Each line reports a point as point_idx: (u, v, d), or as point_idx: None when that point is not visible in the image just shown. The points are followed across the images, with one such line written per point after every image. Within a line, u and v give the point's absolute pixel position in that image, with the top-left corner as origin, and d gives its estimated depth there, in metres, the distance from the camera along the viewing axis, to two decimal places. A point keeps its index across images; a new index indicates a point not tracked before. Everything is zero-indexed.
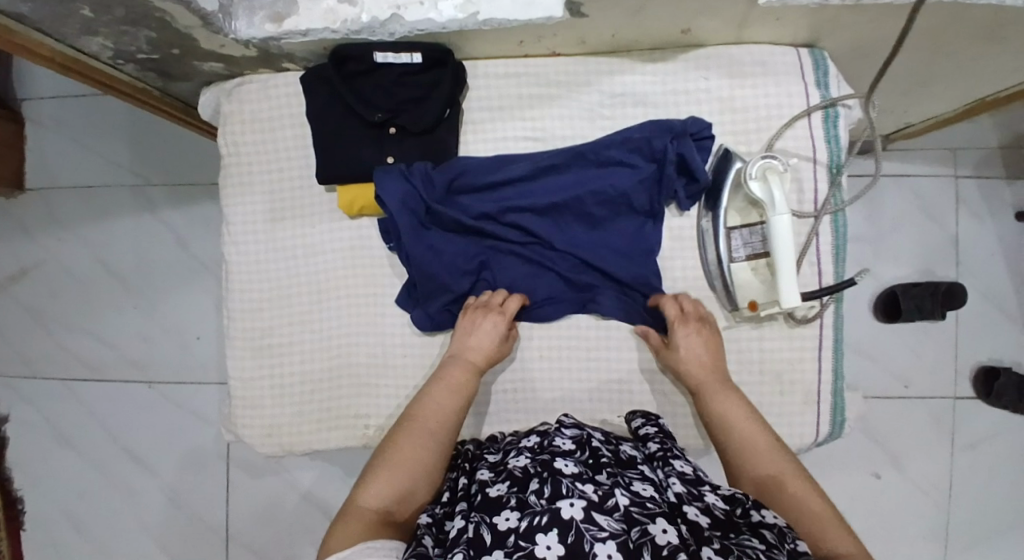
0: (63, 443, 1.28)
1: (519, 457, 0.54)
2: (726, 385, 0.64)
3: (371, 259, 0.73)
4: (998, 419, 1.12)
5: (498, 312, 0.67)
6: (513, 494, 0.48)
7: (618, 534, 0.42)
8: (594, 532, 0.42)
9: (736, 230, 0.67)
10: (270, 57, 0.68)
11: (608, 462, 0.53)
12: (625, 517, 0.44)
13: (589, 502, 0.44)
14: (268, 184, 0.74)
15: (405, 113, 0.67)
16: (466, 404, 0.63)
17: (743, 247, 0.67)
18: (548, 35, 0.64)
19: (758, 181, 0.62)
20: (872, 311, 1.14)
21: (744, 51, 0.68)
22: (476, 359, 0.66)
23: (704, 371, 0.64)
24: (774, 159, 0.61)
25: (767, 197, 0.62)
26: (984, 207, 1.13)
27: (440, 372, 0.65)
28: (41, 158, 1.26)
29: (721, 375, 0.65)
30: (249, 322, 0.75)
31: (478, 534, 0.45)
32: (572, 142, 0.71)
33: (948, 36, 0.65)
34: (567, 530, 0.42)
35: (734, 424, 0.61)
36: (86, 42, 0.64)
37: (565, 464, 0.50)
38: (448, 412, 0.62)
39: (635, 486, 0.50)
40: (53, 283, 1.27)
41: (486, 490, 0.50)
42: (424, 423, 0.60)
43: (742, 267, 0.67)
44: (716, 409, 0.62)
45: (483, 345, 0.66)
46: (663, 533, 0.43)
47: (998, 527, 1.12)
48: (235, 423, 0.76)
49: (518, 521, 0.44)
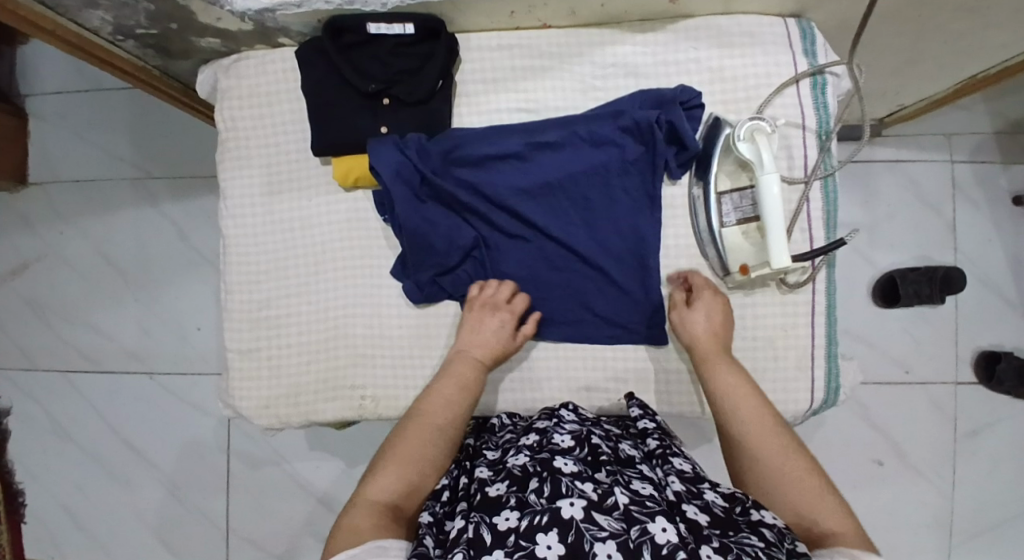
0: (64, 436, 1.28)
1: (518, 456, 0.53)
2: (729, 360, 0.63)
3: (367, 229, 0.73)
4: (1000, 404, 1.11)
5: (507, 310, 0.68)
6: (513, 493, 0.48)
7: (618, 534, 0.42)
8: (595, 532, 0.42)
9: (726, 194, 0.68)
10: (266, 31, 0.69)
11: (609, 459, 0.53)
12: (624, 516, 0.44)
13: (589, 502, 0.44)
14: (264, 158, 0.75)
15: (399, 84, 0.68)
16: (471, 401, 0.63)
17: (734, 212, 0.67)
18: (540, 6, 0.65)
19: (747, 141, 0.63)
20: (870, 296, 1.14)
21: (732, 21, 0.69)
22: (482, 356, 0.66)
23: (713, 345, 0.64)
24: (762, 121, 0.63)
25: (756, 158, 0.63)
26: (980, 191, 1.13)
27: (447, 368, 0.65)
28: (44, 151, 1.27)
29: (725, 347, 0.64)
30: (246, 295, 0.76)
31: (478, 535, 0.45)
32: (564, 113, 0.72)
33: (936, 8, 0.66)
34: (568, 530, 0.42)
35: (734, 397, 0.59)
36: (86, 16, 0.65)
37: (564, 462, 0.50)
38: (453, 407, 0.61)
39: (635, 483, 0.49)
40: (55, 277, 1.28)
41: (485, 488, 0.50)
42: (431, 419, 0.59)
43: (732, 231, 0.67)
44: (717, 378, 0.62)
45: (491, 342, 0.66)
46: (663, 532, 0.42)
47: (1003, 514, 1.11)
48: (232, 397, 0.77)
49: (518, 520, 0.44)
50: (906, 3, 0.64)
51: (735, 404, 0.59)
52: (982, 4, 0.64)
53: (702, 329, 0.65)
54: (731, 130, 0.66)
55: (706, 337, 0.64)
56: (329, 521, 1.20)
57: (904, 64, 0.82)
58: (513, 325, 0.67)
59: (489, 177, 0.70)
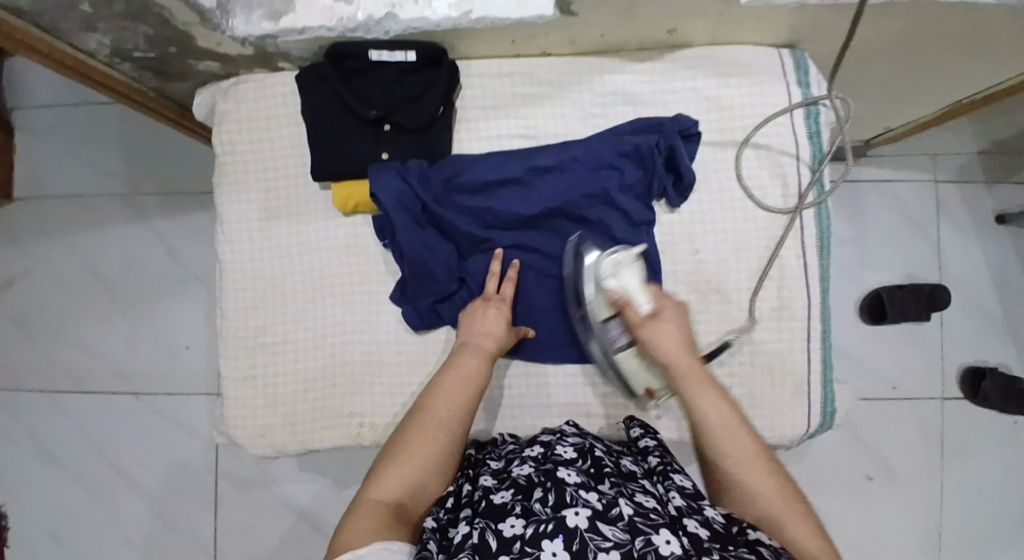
0: (46, 457, 1.25)
1: (523, 466, 0.54)
2: (705, 380, 0.59)
3: (367, 255, 0.73)
4: (986, 419, 1.13)
5: (496, 300, 0.67)
6: (518, 502, 0.48)
7: (622, 544, 0.42)
8: (599, 542, 0.42)
9: (610, 322, 0.65)
10: (267, 56, 0.69)
11: (611, 472, 0.53)
12: (630, 527, 0.43)
13: (594, 511, 0.44)
14: (263, 182, 0.74)
15: (400, 110, 0.68)
16: (478, 392, 0.61)
17: (621, 334, 0.65)
18: (541, 35, 0.66)
19: (613, 277, 0.63)
20: (858, 314, 1.16)
21: (727, 52, 0.70)
22: (486, 346, 0.64)
23: (683, 361, 0.61)
24: (620, 254, 0.64)
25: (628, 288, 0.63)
26: (963, 211, 1.16)
27: (450, 360, 0.63)
28: (30, 166, 1.25)
29: (698, 367, 0.61)
30: (243, 321, 0.75)
31: (482, 541, 0.44)
32: (563, 140, 0.72)
33: (922, 40, 0.68)
34: (572, 538, 0.42)
35: (717, 426, 0.57)
36: (84, 39, 0.65)
37: (568, 473, 0.50)
38: (459, 401, 0.59)
39: (639, 496, 0.49)
40: (40, 293, 1.26)
41: (490, 497, 0.50)
42: (435, 415, 0.58)
43: (626, 354, 0.65)
44: (695, 405, 0.58)
45: (493, 332, 0.65)
46: (667, 543, 0.42)
47: (989, 528, 1.13)
48: (227, 424, 0.75)
49: (523, 528, 0.44)
50: (892, 34, 0.66)
51: (716, 429, 0.56)
52: (969, 36, 0.66)
53: (669, 344, 0.61)
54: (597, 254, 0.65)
55: (677, 354, 0.61)
56: (319, 542, 1.18)
57: (891, 89, 0.84)
58: (507, 311, 0.67)
59: (491, 204, 0.70)
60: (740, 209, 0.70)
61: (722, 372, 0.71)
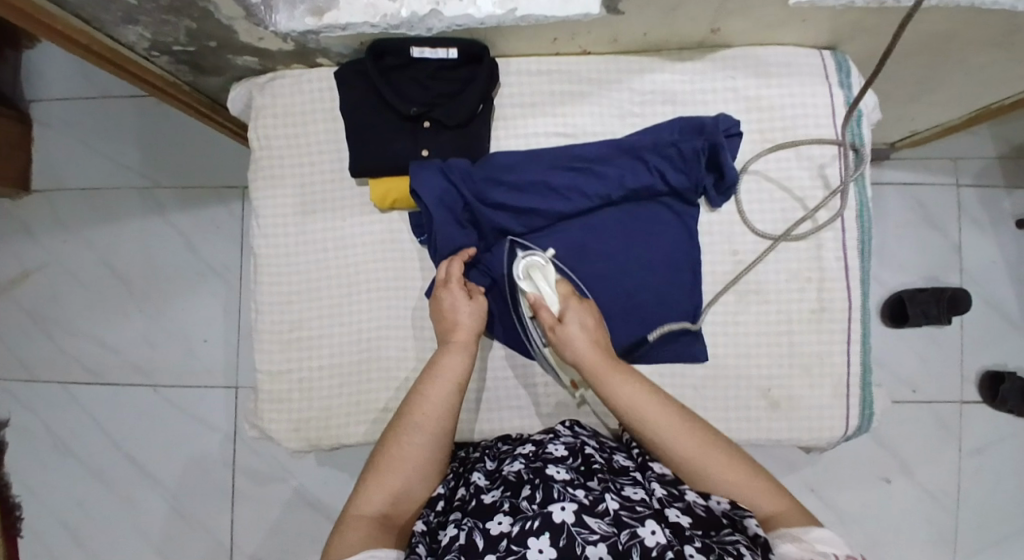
0: (63, 449, 1.25)
1: (513, 463, 0.54)
2: (615, 367, 0.59)
3: (403, 251, 0.73)
4: (1005, 423, 1.13)
5: (455, 285, 0.65)
6: (506, 499, 0.49)
7: (608, 537, 0.44)
8: (586, 535, 0.44)
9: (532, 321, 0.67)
10: (306, 52, 0.69)
11: (601, 468, 0.54)
12: (615, 521, 0.45)
13: (580, 505, 0.45)
14: (298, 177, 0.74)
15: (440, 107, 0.68)
16: (455, 385, 0.59)
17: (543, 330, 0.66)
18: (583, 33, 0.66)
19: (526, 281, 0.64)
20: (880, 316, 1.16)
21: (769, 52, 0.70)
22: (450, 338, 0.62)
23: (595, 354, 0.59)
24: (534, 257, 0.65)
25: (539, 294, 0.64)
26: (987, 213, 1.15)
27: (430, 358, 0.62)
28: (49, 159, 1.25)
29: (611, 358, 0.60)
30: (278, 315, 0.74)
31: (470, 541, 0.46)
32: (603, 138, 0.72)
33: (962, 40, 0.67)
34: (559, 534, 0.44)
35: (638, 420, 0.56)
36: (124, 32, 0.64)
37: (556, 469, 0.50)
38: (432, 402, 0.58)
39: (627, 490, 0.50)
40: (57, 286, 1.26)
41: (480, 496, 0.51)
42: (409, 423, 0.57)
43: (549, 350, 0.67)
44: (617, 401, 0.57)
45: (467, 322, 0.63)
46: (652, 535, 0.44)
47: (1007, 532, 1.12)
48: (260, 419, 0.75)
49: (510, 525, 0.45)
50: (934, 33, 0.66)
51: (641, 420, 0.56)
52: (1005, 38, 0.66)
53: (580, 344, 0.60)
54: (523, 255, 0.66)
55: (589, 352, 0.60)
56: None
57: (923, 89, 0.84)
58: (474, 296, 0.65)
59: (532, 204, 0.69)
60: (777, 209, 0.70)
61: (757, 373, 0.70)
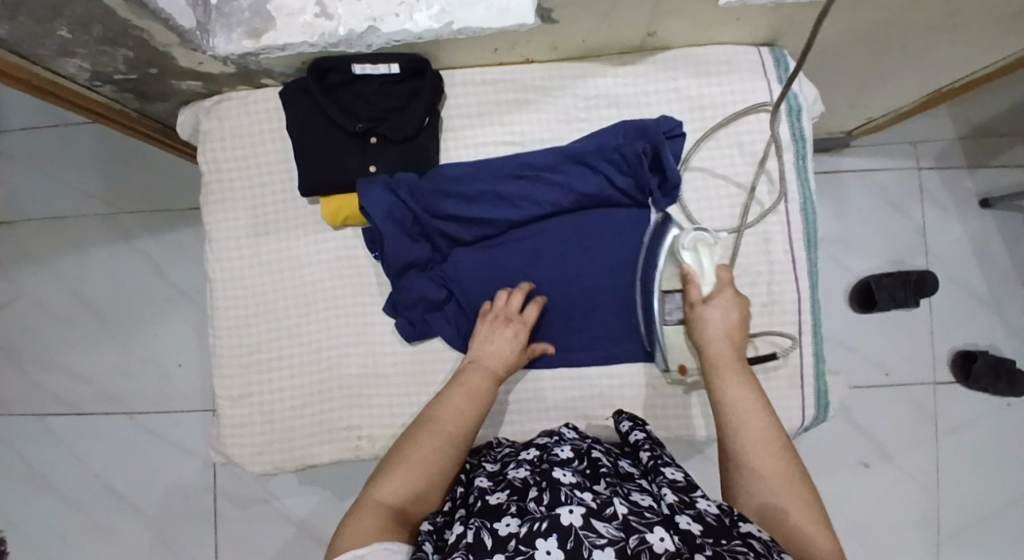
0: (40, 484, 1.24)
1: (518, 468, 0.53)
2: (741, 368, 0.60)
3: (358, 268, 0.73)
4: (978, 401, 1.15)
5: (519, 322, 0.67)
6: (513, 501, 0.47)
7: (616, 541, 0.41)
8: (593, 539, 0.41)
9: (671, 293, 0.66)
10: (249, 74, 0.69)
11: (608, 471, 0.52)
12: (624, 525, 0.42)
13: (588, 509, 0.43)
14: (249, 199, 0.74)
15: (386, 122, 0.68)
16: (484, 410, 0.61)
17: (678, 309, 0.66)
18: (522, 42, 0.67)
19: (690, 250, 0.65)
20: (848, 302, 1.17)
21: (708, 52, 0.71)
22: (494, 366, 0.64)
23: (724, 347, 0.61)
24: (705, 233, 0.66)
25: (697, 265, 0.65)
26: (947, 196, 1.17)
27: (460, 376, 0.63)
28: (11, 191, 1.24)
29: (738, 356, 0.61)
30: (237, 339, 0.74)
31: (478, 540, 0.43)
32: (549, 144, 0.72)
33: (900, 28, 0.68)
34: (566, 537, 0.41)
35: (741, 417, 0.56)
36: (62, 64, 0.64)
37: (564, 472, 0.49)
38: (467, 415, 0.59)
39: (635, 495, 0.48)
40: (26, 318, 1.24)
41: (485, 497, 0.49)
42: (444, 428, 0.57)
43: (674, 329, 0.66)
44: (725, 390, 0.58)
45: (505, 353, 0.65)
46: (661, 541, 0.41)
47: (986, 508, 1.14)
48: (223, 444, 0.75)
49: (518, 526, 0.43)
50: (870, 22, 0.67)
51: (743, 417, 0.56)
52: (946, 23, 0.67)
53: (716, 330, 0.62)
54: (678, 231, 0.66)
55: (720, 339, 0.61)
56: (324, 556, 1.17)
57: (870, 78, 0.86)
58: (526, 336, 0.67)
59: (483, 214, 0.69)
60: (724, 207, 0.71)
61: None
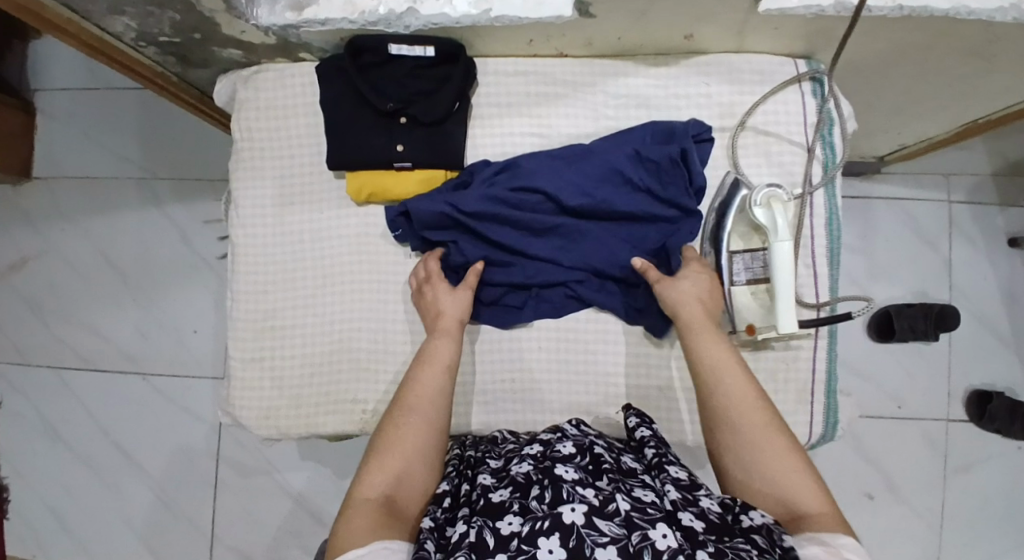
0: (51, 434, 1.27)
1: (521, 464, 0.52)
2: (712, 329, 0.62)
3: (377, 246, 0.74)
4: (992, 442, 1.12)
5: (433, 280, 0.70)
6: (515, 499, 0.46)
7: (618, 540, 0.41)
8: (595, 538, 0.41)
9: (738, 254, 0.69)
10: (288, 47, 0.70)
11: (610, 468, 0.52)
12: (626, 522, 0.43)
13: (590, 507, 0.43)
14: (278, 171, 0.76)
15: (416, 104, 0.69)
16: (447, 376, 0.62)
17: (744, 271, 0.69)
18: (558, 35, 0.67)
19: (763, 207, 0.65)
20: (866, 329, 1.15)
21: (743, 59, 0.70)
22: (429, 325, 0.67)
23: (695, 311, 0.63)
24: (779, 189, 0.65)
25: (770, 222, 0.65)
26: (977, 231, 1.15)
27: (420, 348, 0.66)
28: (49, 149, 1.28)
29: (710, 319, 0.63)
30: (254, 305, 0.76)
31: (480, 539, 0.43)
32: (575, 140, 0.73)
33: (941, 51, 0.67)
34: (568, 535, 0.41)
35: (717, 379, 0.58)
36: (111, 22, 0.66)
37: (565, 469, 0.48)
38: (432, 387, 0.61)
39: (637, 491, 0.48)
40: (52, 273, 1.28)
41: (487, 495, 0.48)
42: (416, 408, 0.59)
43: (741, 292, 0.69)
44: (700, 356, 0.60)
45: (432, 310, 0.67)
46: (663, 538, 0.41)
47: (992, 553, 1.11)
48: (232, 405, 0.76)
49: (521, 525, 0.43)
50: (907, 44, 0.66)
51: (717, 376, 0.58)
52: (985, 53, 0.66)
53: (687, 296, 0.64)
54: (747, 191, 0.68)
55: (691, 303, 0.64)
56: (318, 534, 1.18)
57: (907, 101, 0.85)
58: (439, 284, 0.69)
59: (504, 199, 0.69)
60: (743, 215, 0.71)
61: None
